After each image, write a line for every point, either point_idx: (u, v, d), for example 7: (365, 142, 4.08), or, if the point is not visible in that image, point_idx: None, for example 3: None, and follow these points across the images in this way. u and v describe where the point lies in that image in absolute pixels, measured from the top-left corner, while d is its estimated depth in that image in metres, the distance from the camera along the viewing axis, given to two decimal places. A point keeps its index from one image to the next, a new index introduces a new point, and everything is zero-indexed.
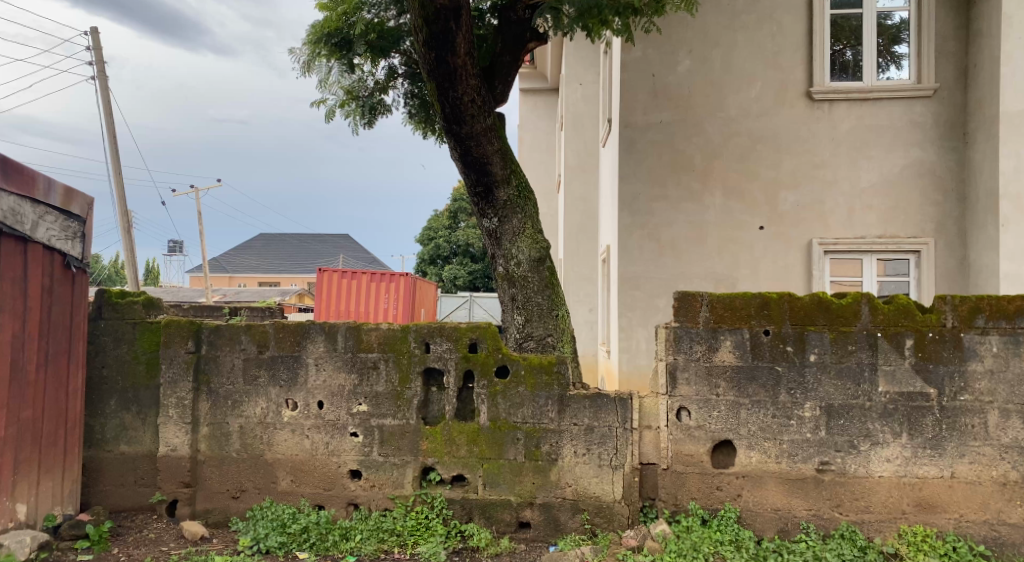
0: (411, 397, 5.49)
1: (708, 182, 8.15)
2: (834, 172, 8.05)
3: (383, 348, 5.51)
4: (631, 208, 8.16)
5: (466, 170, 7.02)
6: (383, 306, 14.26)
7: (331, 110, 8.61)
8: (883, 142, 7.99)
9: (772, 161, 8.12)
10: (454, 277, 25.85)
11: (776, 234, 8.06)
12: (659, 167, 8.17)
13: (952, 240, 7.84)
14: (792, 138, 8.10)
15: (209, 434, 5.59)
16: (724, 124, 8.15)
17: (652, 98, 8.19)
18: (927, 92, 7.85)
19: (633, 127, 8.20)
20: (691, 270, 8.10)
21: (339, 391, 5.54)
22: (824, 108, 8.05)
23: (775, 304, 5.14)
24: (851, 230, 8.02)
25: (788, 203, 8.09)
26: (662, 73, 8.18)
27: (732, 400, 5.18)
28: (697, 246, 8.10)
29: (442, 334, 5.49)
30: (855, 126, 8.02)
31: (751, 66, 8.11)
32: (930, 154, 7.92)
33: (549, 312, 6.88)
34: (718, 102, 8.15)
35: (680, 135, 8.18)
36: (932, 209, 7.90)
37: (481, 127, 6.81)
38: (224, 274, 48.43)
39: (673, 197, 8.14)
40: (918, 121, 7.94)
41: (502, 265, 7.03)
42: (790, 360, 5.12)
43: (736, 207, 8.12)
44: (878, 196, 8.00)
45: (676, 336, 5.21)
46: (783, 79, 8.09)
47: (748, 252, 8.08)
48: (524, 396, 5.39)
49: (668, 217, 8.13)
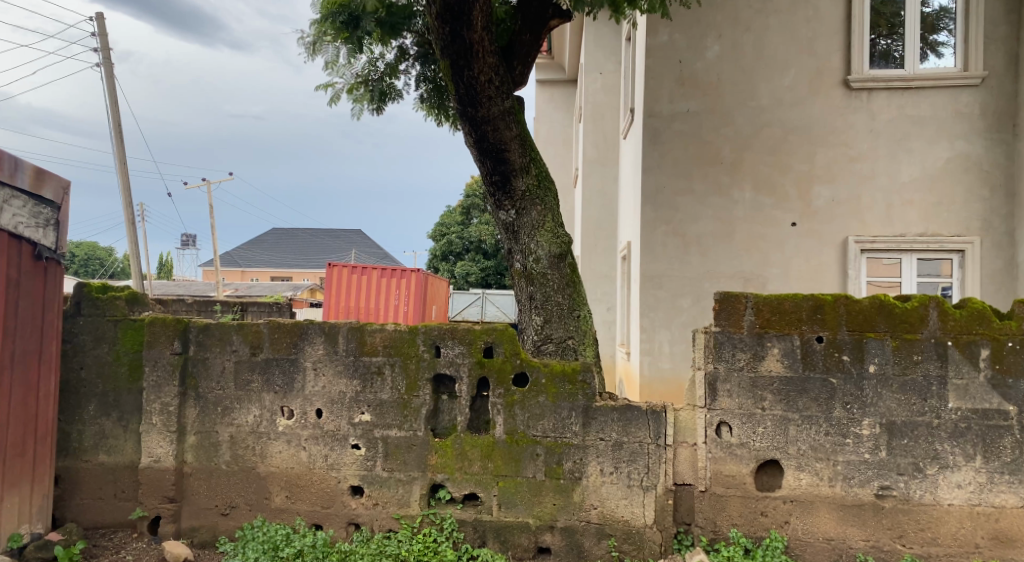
0: (419, 406, 4.95)
1: (738, 175, 7.54)
2: (874, 166, 7.42)
3: (388, 351, 4.98)
4: (656, 202, 7.58)
5: (481, 158, 6.45)
6: (393, 303, 13.74)
7: (337, 95, 8.06)
8: (927, 134, 7.36)
9: (808, 153, 7.50)
10: (466, 273, 25.35)
11: (814, 231, 7.45)
12: (686, 159, 7.58)
13: (1003, 240, 7.19)
14: (829, 129, 7.47)
15: (196, 444, 5.08)
16: (756, 114, 7.55)
17: (679, 86, 7.61)
18: (974, 81, 7.20)
19: (658, 116, 7.63)
20: (720, 269, 7.50)
21: (340, 399, 5.01)
22: (863, 97, 7.42)
23: (830, 307, 4.57)
24: (894, 227, 7.39)
25: (826, 197, 7.47)
26: (689, 59, 7.60)
27: (779, 415, 4.61)
28: (727, 243, 7.50)
29: (454, 337, 4.94)
30: (897, 116, 7.39)
31: (784, 52, 7.50)
32: (978, 147, 7.27)
33: (570, 313, 6.30)
34: (749, 90, 7.55)
35: (708, 125, 7.58)
36: (982, 206, 7.26)
37: (498, 110, 6.25)
38: (236, 268, 48.19)
39: (700, 191, 7.55)
40: (965, 111, 7.29)
41: (520, 261, 6.48)
42: (846, 371, 4.55)
43: (769, 203, 7.51)
44: (923, 192, 7.36)
45: (716, 342, 4.67)
46: (819, 65, 7.46)
47: (782, 251, 7.47)
48: (544, 407, 4.83)
49: (696, 212, 7.54)
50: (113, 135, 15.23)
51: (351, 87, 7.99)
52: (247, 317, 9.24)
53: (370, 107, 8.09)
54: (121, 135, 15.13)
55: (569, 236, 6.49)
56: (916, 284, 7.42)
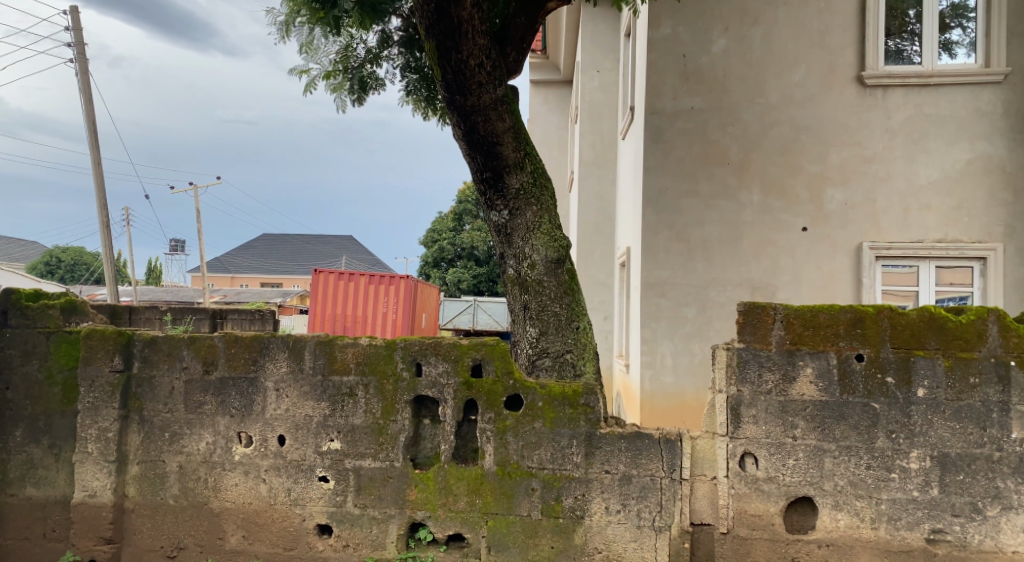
0: (396, 433, 4.31)
1: (746, 176, 6.92)
2: (889, 167, 6.82)
3: (361, 369, 4.34)
4: (658, 205, 6.95)
5: (471, 154, 5.83)
6: (381, 311, 13.05)
7: (312, 83, 7.45)
8: (947, 134, 6.75)
9: (821, 153, 6.89)
10: (458, 280, 24.75)
11: (829, 236, 6.82)
12: (690, 159, 6.96)
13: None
14: (844, 127, 6.86)
15: (139, 475, 4.42)
16: (765, 111, 6.94)
17: (683, 81, 7.00)
18: (996, 78, 6.61)
19: (660, 114, 7.02)
20: (727, 277, 6.85)
21: (305, 424, 4.36)
22: (878, 95, 6.82)
23: (872, 320, 3.96)
24: (912, 233, 6.75)
25: (838, 200, 6.84)
26: (693, 53, 7.00)
27: (813, 445, 4.00)
28: (736, 249, 6.86)
29: (437, 353, 4.31)
30: (915, 114, 6.79)
31: (794, 45, 6.91)
32: (1001, 148, 6.68)
33: (568, 324, 5.67)
34: (757, 87, 6.95)
35: (714, 124, 6.98)
36: (1006, 210, 6.64)
37: (490, 99, 5.62)
38: (225, 274, 47.46)
39: (705, 193, 6.93)
40: (986, 110, 6.70)
41: (513, 266, 5.86)
42: (890, 395, 3.93)
43: (778, 205, 6.88)
44: (943, 195, 6.74)
45: (740, 359, 4.07)
46: (832, 61, 6.86)
47: (793, 257, 6.83)
48: (541, 435, 4.21)
49: (701, 216, 6.91)
50: (88, 135, 14.57)
51: (329, 74, 7.38)
52: (226, 325, 9.16)
53: (350, 97, 7.48)
54: (96, 135, 14.43)
55: (567, 239, 5.86)
56: (935, 294, 6.75)
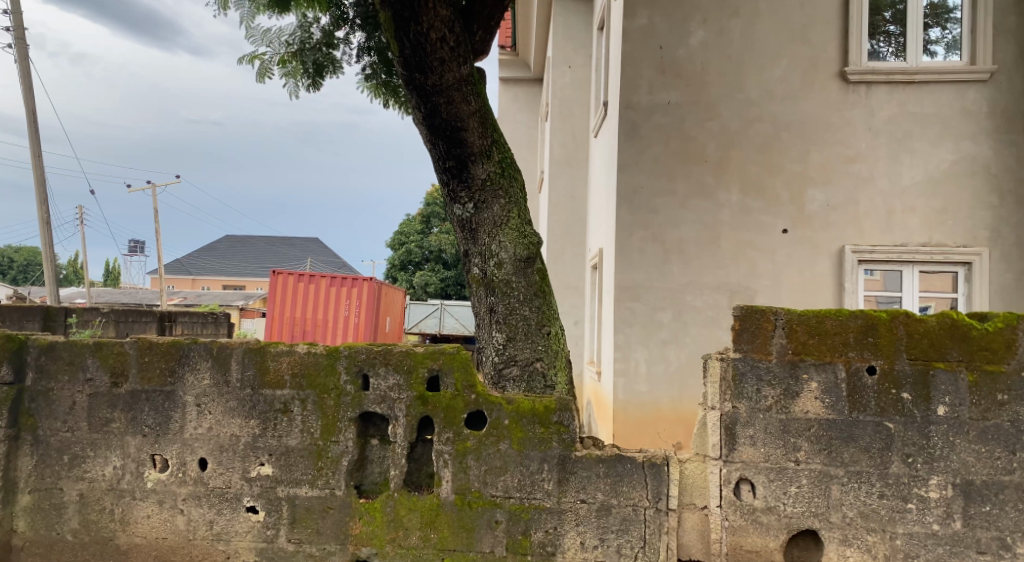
0: (339, 456, 3.72)
1: (725, 175, 6.42)
2: (873, 167, 6.38)
3: (298, 383, 3.74)
4: (632, 204, 6.40)
5: (433, 140, 5.26)
6: (343, 314, 12.38)
7: (264, 69, 6.66)
8: (932, 134, 6.34)
9: (805, 151, 6.42)
10: (425, 284, 24.12)
11: (810, 239, 6.34)
12: (667, 156, 6.43)
13: (1015, 252, 6.17)
14: (827, 125, 6.41)
15: (31, 506, 3.77)
16: (746, 107, 6.45)
17: (659, 74, 6.47)
18: (983, 76, 6.19)
19: (635, 109, 6.47)
20: (705, 280, 6.33)
21: (231, 446, 3.74)
22: (862, 92, 6.38)
23: (885, 327, 3.47)
24: (896, 236, 6.32)
25: (820, 201, 6.38)
26: (670, 45, 6.47)
27: (818, 470, 3.48)
28: (715, 251, 6.35)
29: (388, 363, 3.72)
30: (898, 113, 6.36)
31: (775, 39, 6.43)
32: (986, 149, 6.27)
33: (538, 329, 5.12)
34: (735, 81, 6.46)
35: (692, 120, 6.46)
36: (992, 214, 6.23)
37: (454, 78, 5.03)
38: (185, 276, 46.11)
39: (682, 192, 6.40)
40: (971, 110, 6.29)
41: (477, 265, 5.30)
42: (907, 413, 3.44)
43: (759, 206, 6.39)
44: (929, 197, 6.32)
45: (736, 372, 3.55)
46: (815, 56, 6.40)
47: (774, 261, 6.34)
48: (507, 458, 3.65)
49: (677, 216, 6.38)
50: (29, 126, 13.65)
51: (283, 59, 6.64)
52: (176, 327, 8.76)
53: (304, 83, 6.79)
54: (36, 125, 13.52)
55: (538, 237, 5.31)
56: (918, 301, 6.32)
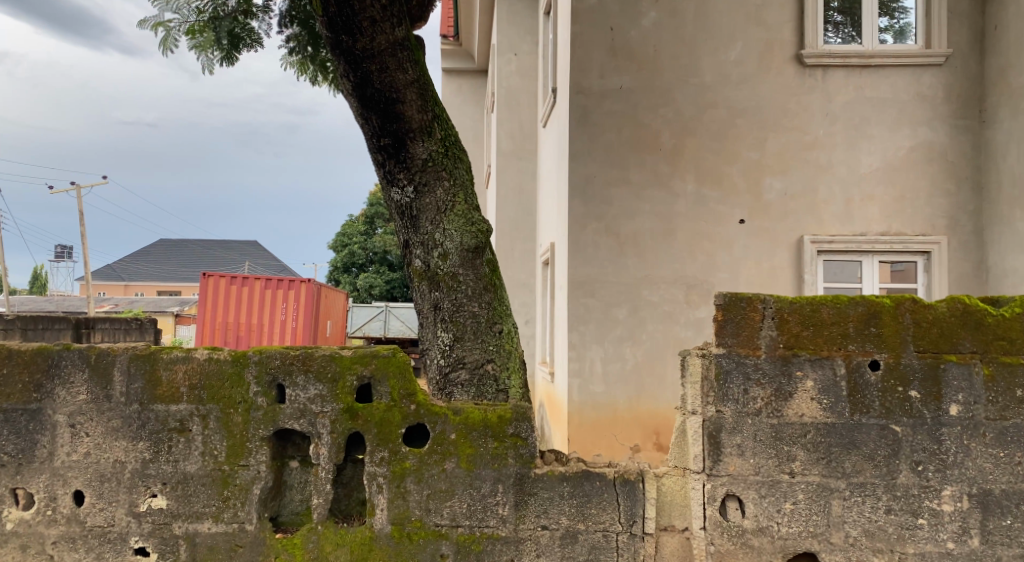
0: (249, 483, 3.07)
1: (679, 164, 5.87)
2: (830, 155, 5.90)
3: (197, 396, 3.08)
4: (583, 194, 5.78)
5: (365, 115, 4.62)
6: (280, 318, 11.58)
7: (170, 38, 5.96)
8: (887, 120, 5.89)
9: (761, 138, 5.91)
10: (370, 285, 23.26)
11: (769, 229, 5.85)
12: (620, 145, 5.83)
13: (973, 241, 5.76)
14: (785, 112, 5.92)
15: None
16: (700, 92, 5.91)
17: (610, 57, 5.86)
18: (938, 60, 5.79)
19: (586, 94, 5.85)
20: (661, 274, 5.76)
21: (114, 476, 3.06)
22: (817, 76, 5.91)
23: (889, 315, 3.01)
24: (855, 226, 5.87)
25: (777, 190, 5.88)
26: (622, 26, 5.87)
27: (816, 483, 3.00)
28: (671, 244, 5.80)
29: (308, 370, 3.09)
30: (855, 98, 5.90)
31: (729, 19, 5.90)
32: (943, 135, 5.85)
33: (488, 327, 4.55)
34: (689, 65, 5.91)
35: (644, 105, 5.87)
36: (948, 202, 5.82)
37: (387, 41, 4.41)
38: (117, 282, 44.01)
39: (636, 182, 5.82)
40: (927, 95, 5.87)
41: (419, 257, 4.69)
42: (915, 414, 2.98)
43: (713, 195, 5.86)
44: (887, 184, 5.88)
45: (719, 370, 3.04)
46: (770, 38, 5.91)
47: (731, 253, 5.83)
48: (453, 480, 3.07)
49: (632, 207, 5.79)
50: None
51: (192, 29, 5.92)
52: (95, 335, 7.43)
53: (217, 56, 6.05)
54: None
55: (487, 224, 4.74)
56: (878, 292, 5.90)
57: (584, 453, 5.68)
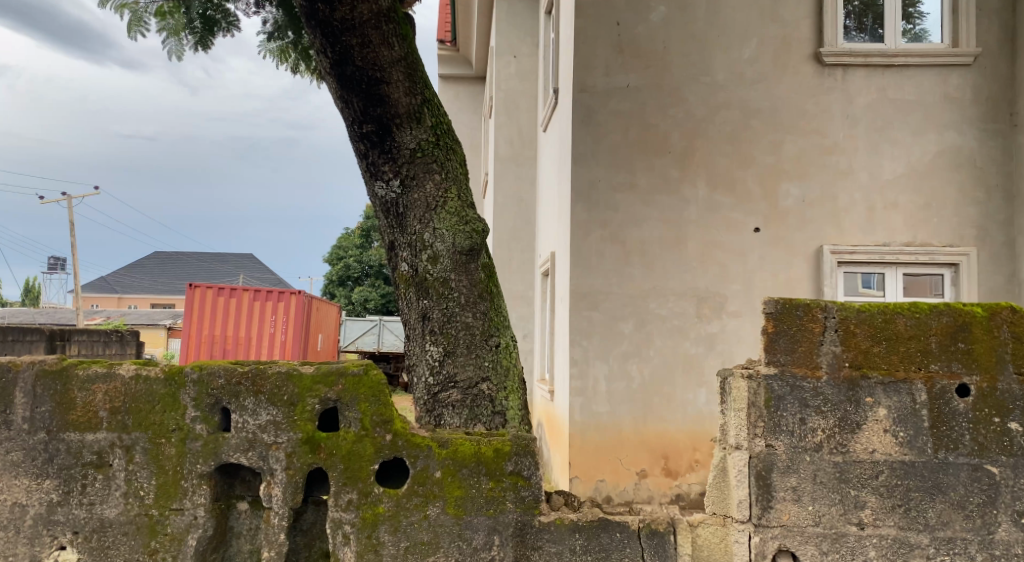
0: (183, 531, 2.45)
1: (690, 168, 5.26)
2: (850, 160, 5.28)
3: (122, 421, 2.47)
4: (586, 200, 5.17)
5: (344, 98, 4.03)
6: (268, 331, 10.91)
7: (136, 21, 5.25)
8: (911, 123, 5.27)
9: (777, 140, 5.30)
10: (364, 300, 22.61)
11: (786, 239, 5.23)
12: (626, 148, 5.24)
13: (1005, 254, 5.13)
14: (802, 112, 5.31)
15: None
16: (711, 92, 5.32)
17: (616, 53, 5.28)
18: (967, 60, 5.18)
19: (590, 92, 5.27)
20: (670, 286, 5.15)
21: (13, 522, 2.46)
22: (837, 76, 5.30)
23: (982, 328, 2.42)
24: (878, 235, 5.23)
25: (794, 196, 5.26)
26: (628, 21, 5.29)
27: (892, 536, 2.41)
28: (682, 253, 5.19)
29: (260, 392, 2.48)
30: (878, 99, 5.29)
31: (743, 13, 5.33)
32: (972, 140, 5.23)
33: (483, 339, 3.95)
34: (699, 62, 5.32)
35: (652, 105, 5.29)
36: (979, 211, 5.19)
37: (369, 11, 3.84)
38: (109, 295, 43.32)
39: (643, 187, 5.22)
40: (954, 97, 5.25)
41: (406, 260, 4.09)
42: (1016, 452, 2.40)
43: (725, 202, 5.25)
44: (912, 193, 5.25)
45: (770, 395, 2.45)
46: (787, 34, 5.32)
47: (745, 264, 5.21)
48: (440, 529, 2.46)
49: (639, 214, 5.20)
50: None
51: (162, 10, 5.24)
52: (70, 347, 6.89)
53: (191, 41, 5.43)
54: None
55: (483, 222, 4.15)
56: None
57: (583, 483, 4.96)
